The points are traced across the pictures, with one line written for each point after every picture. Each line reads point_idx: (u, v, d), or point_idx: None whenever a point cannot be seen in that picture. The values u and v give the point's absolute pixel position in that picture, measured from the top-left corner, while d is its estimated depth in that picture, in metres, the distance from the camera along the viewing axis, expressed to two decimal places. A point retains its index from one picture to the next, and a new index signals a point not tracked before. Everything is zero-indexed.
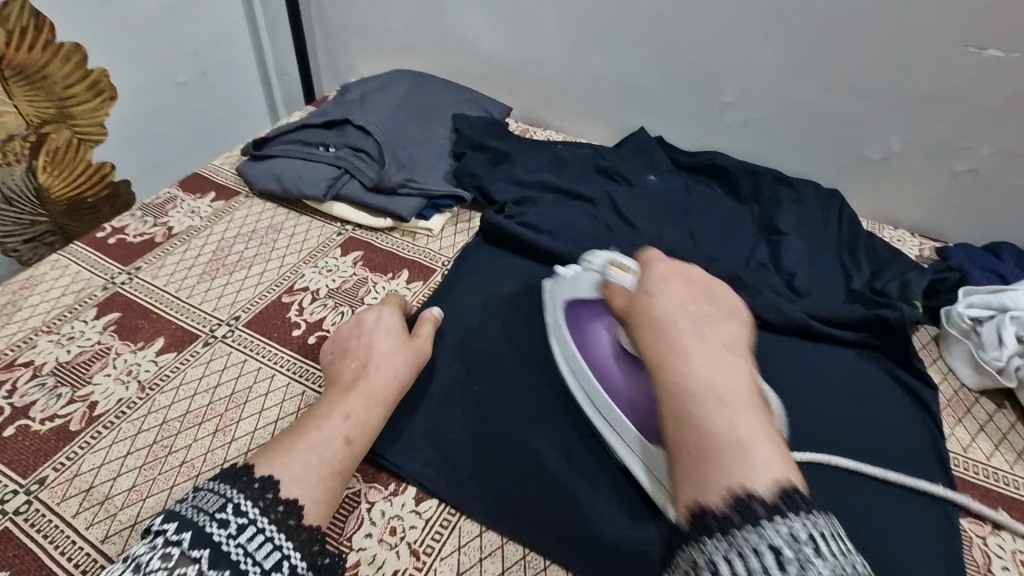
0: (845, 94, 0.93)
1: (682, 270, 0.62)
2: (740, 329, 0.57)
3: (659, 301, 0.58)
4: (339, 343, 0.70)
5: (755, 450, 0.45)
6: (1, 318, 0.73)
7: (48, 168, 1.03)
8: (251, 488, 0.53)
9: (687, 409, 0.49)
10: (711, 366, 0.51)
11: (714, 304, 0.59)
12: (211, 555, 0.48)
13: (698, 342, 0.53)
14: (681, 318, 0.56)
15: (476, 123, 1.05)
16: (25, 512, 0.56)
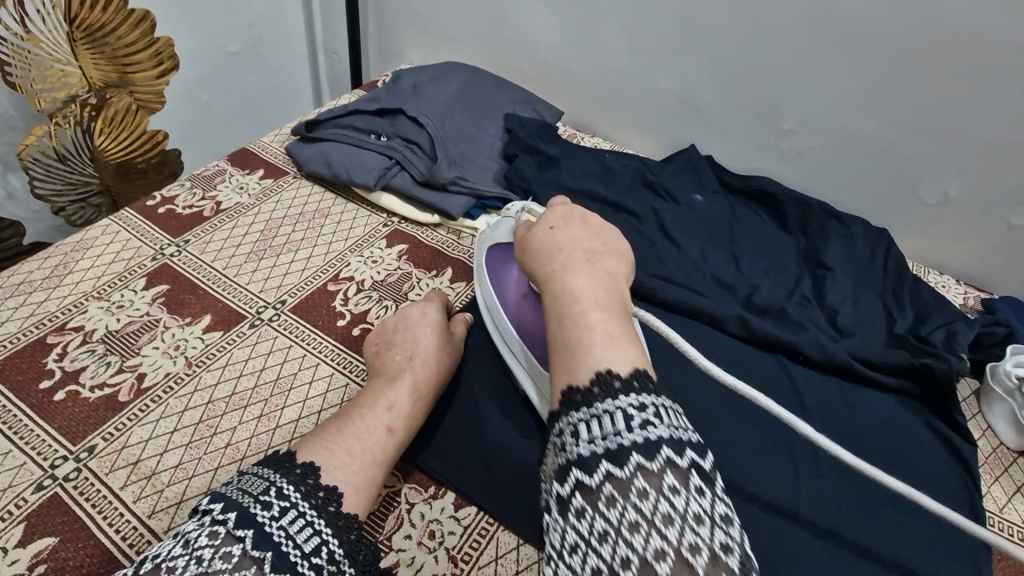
0: (909, 134, 0.91)
1: (580, 212, 0.68)
2: (618, 259, 0.64)
3: (557, 234, 0.65)
4: (384, 335, 0.71)
5: (615, 342, 0.52)
6: (52, 279, 0.74)
7: (103, 131, 0.96)
8: (292, 472, 0.52)
9: (567, 311, 0.56)
10: (589, 281, 0.59)
11: (605, 240, 0.66)
12: (256, 536, 0.46)
13: (582, 264, 0.61)
14: (571, 245, 0.63)
15: (528, 126, 1.04)
16: (74, 479, 0.57)
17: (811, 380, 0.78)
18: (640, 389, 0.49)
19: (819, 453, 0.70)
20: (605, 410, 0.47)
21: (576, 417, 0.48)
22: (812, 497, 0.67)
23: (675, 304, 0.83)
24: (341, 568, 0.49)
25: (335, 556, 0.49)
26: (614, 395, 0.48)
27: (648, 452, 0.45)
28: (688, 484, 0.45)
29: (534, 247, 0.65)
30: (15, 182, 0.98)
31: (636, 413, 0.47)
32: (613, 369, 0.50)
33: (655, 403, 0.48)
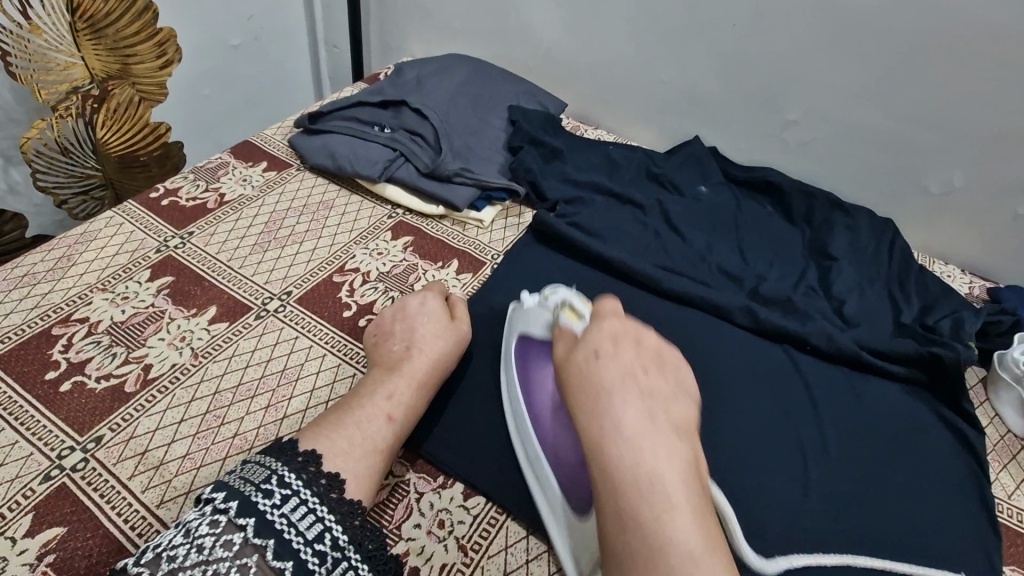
0: (914, 123, 0.91)
1: (636, 334, 0.61)
2: (682, 402, 0.58)
3: (608, 366, 0.57)
4: (382, 327, 0.69)
5: (706, 562, 0.46)
6: (55, 271, 0.73)
7: (105, 123, 0.95)
8: (294, 459, 0.53)
9: (636, 506, 0.49)
10: (657, 452, 0.51)
11: (664, 374, 0.59)
12: (257, 524, 0.48)
13: (645, 424, 0.53)
14: (627, 390, 0.55)
15: (532, 118, 1.04)
16: (82, 469, 0.57)
17: (818, 369, 0.78)
18: None
19: (827, 442, 0.70)
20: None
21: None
22: (821, 486, 0.66)
23: (682, 295, 0.83)
24: (346, 554, 0.50)
25: (339, 542, 0.50)
26: None
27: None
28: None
29: (584, 383, 0.57)
30: (17, 176, 0.98)
31: None
32: None
33: None
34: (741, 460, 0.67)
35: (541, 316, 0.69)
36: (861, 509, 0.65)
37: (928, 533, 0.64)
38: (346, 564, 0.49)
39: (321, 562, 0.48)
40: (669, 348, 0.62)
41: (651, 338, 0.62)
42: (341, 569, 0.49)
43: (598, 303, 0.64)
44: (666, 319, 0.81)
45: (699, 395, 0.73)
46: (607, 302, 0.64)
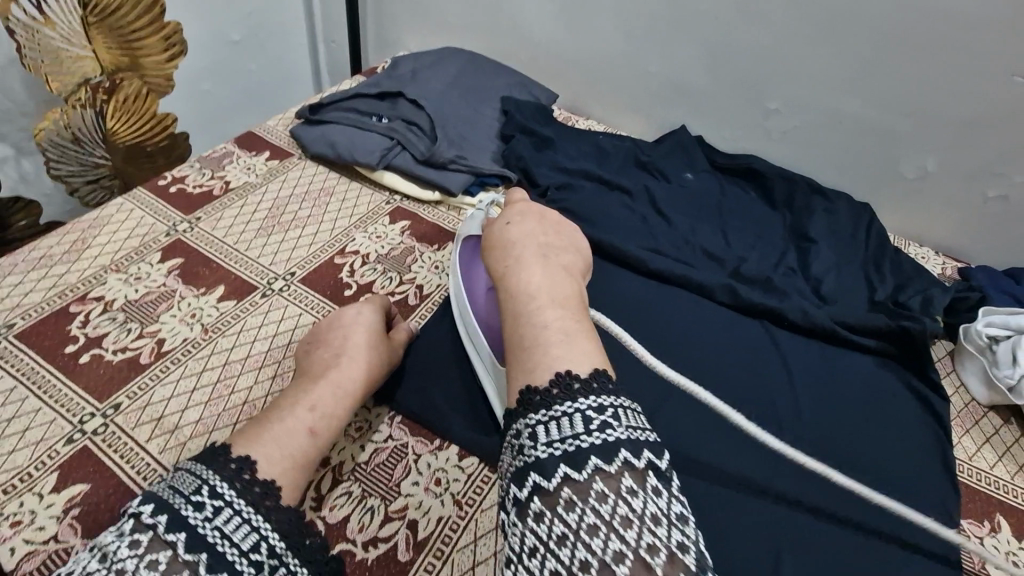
0: (887, 110, 0.95)
1: (539, 210, 0.70)
2: (576, 255, 0.66)
3: (514, 229, 0.66)
4: (317, 334, 0.70)
5: (573, 344, 0.52)
6: (71, 254, 0.77)
7: (115, 114, 1.00)
8: (226, 466, 0.51)
9: (520, 308, 0.57)
10: (545, 277, 0.59)
11: (563, 236, 0.67)
12: (187, 539, 0.45)
13: (537, 259, 0.62)
14: (527, 241, 0.64)
15: (524, 108, 1.08)
16: (102, 433, 0.61)
17: (794, 343, 0.82)
18: (599, 391, 0.48)
19: (801, 410, 0.75)
20: (562, 409, 0.47)
21: (535, 418, 0.47)
22: (795, 448, 0.71)
23: (665, 275, 0.87)
24: (283, 561, 0.48)
25: (276, 550, 0.48)
26: (574, 398, 0.47)
27: (607, 453, 0.44)
28: (651, 488, 0.44)
29: (492, 243, 0.66)
30: (28, 167, 1.03)
31: (595, 414, 0.46)
32: (571, 364, 0.50)
33: (614, 405, 0.47)
34: (718, 426, 0.72)
35: (477, 216, 0.79)
36: (832, 470, 0.70)
37: (895, 491, 0.69)
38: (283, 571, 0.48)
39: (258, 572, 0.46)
40: (570, 225, 0.70)
41: (554, 215, 0.70)
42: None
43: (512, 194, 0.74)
44: (652, 297, 0.85)
45: (682, 367, 0.78)
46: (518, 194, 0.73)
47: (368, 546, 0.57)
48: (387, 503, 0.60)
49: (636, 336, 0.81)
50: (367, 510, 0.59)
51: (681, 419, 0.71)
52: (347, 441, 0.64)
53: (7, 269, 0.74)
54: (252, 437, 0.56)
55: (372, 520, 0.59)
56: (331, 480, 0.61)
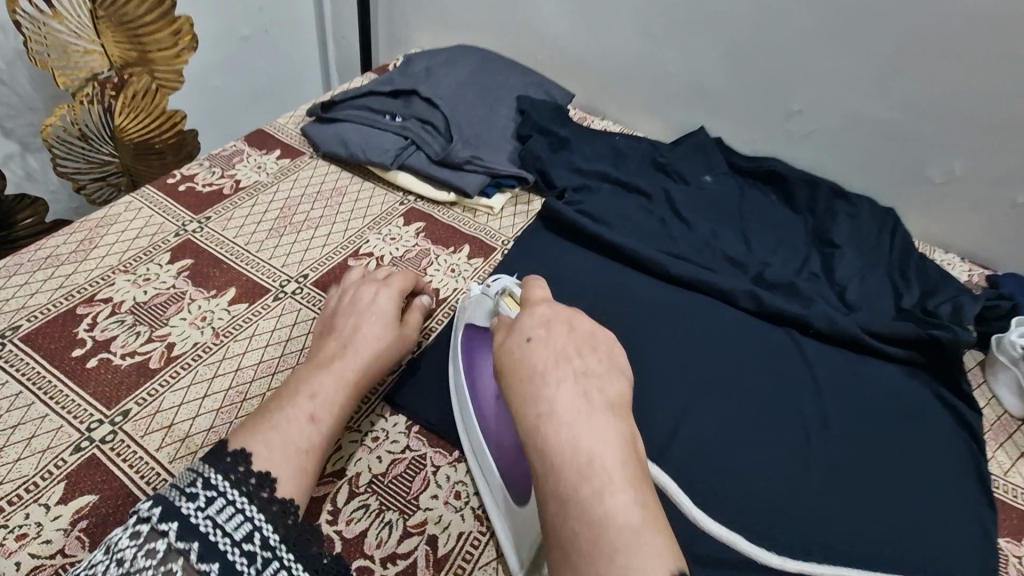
0: (914, 113, 0.93)
1: (568, 315, 0.56)
2: (621, 380, 0.52)
3: (540, 350, 0.53)
4: (330, 319, 0.69)
5: (645, 539, 0.42)
6: (78, 254, 0.75)
7: (124, 111, 0.98)
8: (256, 494, 0.50)
9: (568, 488, 0.45)
10: (591, 429, 0.47)
11: (600, 353, 0.53)
12: (178, 528, 0.45)
13: (576, 402, 0.49)
14: (559, 369, 0.51)
15: (541, 107, 1.05)
16: (110, 441, 0.59)
17: (820, 352, 0.80)
18: None
19: (829, 420, 0.73)
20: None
21: None
22: (825, 461, 0.69)
23: (687, 280, 0.85)
24: (277, 554, 0.47)
25: (270, 542, 0.47)
26: None
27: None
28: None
29: (512, 370, 0.53)
30: (34, 163, 1.02)
31: None
32: None
33: None
34: (744, 438, 0.70)
35: (482, 304, 0.67)
36: (863, 485, 0.67)
37: (927, 505, 0.66)
38: (277, 565, 0.46)
39: (251, 562, 0.45)
40: (605, 329, 0.56)
41: (584, 320, 0.56)
42: (273, 571, 0.46)
43: (529, 291, 0.60)
44: (673, 303, 0.83)
45: (705, 375, 0.75)
46: (539, 290, 0.61)
47: (387, 562, 0.55)
48: (406, 517, 0.58)
49: (658, 343, 0.78)
50: (385, 525, 0.57)
51: (706, 431, 0.70)
52: (363, 451, 0.62)
53: (13, 270, 0.72)
54: (268, 447, 0.54)
55: (390, 535, 0.56)
56: (347, 492, 0.59)
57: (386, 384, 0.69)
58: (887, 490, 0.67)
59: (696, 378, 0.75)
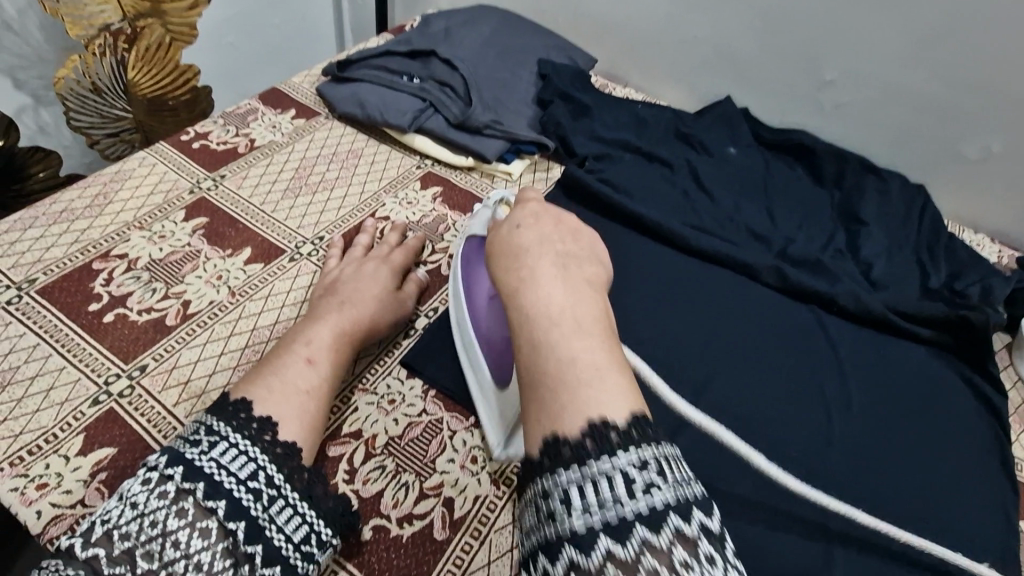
0: (954, 86, 0.89)
1: (555, 210, 0.56)
2: (599, 263, 0.52)
3: (526, 231, 0.53)
4: (334, 283, 0.68)
5: (607, 380, 0.41)
6: (92, 208, 0.74)
7: (137, 65, 0.96)
8: (273, 451, 0.50)
9: (538, 332, 0.44)
10: (568, 293, 0.47)
11: (581, 243, 0.54)
12: (185, 471, 0.46)
13: (556, 271, 0.49)
14: (542, 248, 0.51)
15: (562, 72, 1.02)
16: (128, 395, 0.59)
17: (843, 330, 0.78)
18: (641, 439, 0.38)
19: (850, 398, 0.71)
20: (598, 469, 0.37)
21: (564, 478, 0.38)
22: (845, 438, 0.68)
23: (708, 253, 0.83)
24: (282, 492, 0.48)
25: (275, 481, 0.48)
26: (612, 453, 0.37)
27: (654, 524, 0.35)
28: (703, 558, 0.35)
29: (497, 248, 0.53)
30: (47, 117, 1.02)
31: (638, 476, 0.37)
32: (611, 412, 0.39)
33: (660, 458, 0.38)
34: (762, 413, 0.69)
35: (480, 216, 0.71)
36: (883, 463, 0.66)
37: (946, 486, 0.66)
38: (283, 502, 0.48)
39: (256, 500, 0.47)
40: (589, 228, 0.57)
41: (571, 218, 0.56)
42: (279, 508, 0.47)
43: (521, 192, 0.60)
44: (693, 277, 0.82)
45: (724, 350, 0.74)
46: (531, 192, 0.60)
47: (403, 522, 0.55)
48: (422, 479, 0.58)
49: (677, 315, 0.77)
50: (401, 486, 0.57)
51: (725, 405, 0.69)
52: (379, 413, 0.62)
53: (28, 223, 0.71)
54: (285, 405, 0.53)
55: (406, 496, 0.56)
56: (364, 453, 0.59)
57: (398, 350, 0.68)
58: (908, 471, 0.66)
59: (715, 351, 0.74)
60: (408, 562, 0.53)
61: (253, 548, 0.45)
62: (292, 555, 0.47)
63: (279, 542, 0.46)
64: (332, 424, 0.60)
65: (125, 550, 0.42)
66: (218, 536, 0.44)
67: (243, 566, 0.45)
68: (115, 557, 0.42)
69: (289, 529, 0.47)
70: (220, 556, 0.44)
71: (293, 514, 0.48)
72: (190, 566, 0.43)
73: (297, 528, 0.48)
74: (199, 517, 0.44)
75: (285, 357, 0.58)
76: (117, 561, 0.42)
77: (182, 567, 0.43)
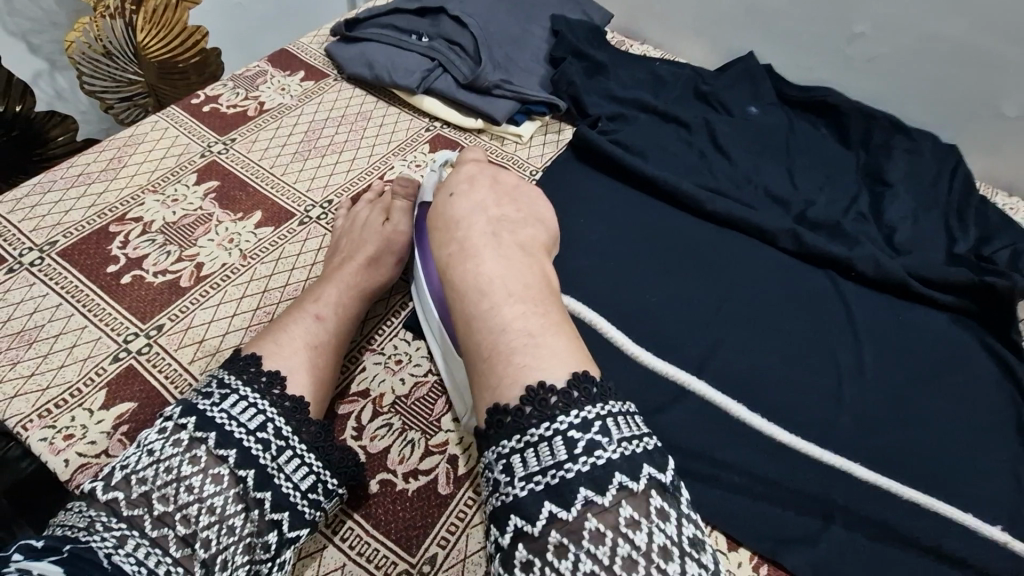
0: (998, 35, 0.82)
1: (493, 173, 0.62)
2: (535, 226, 0.59)
3: (460, 201, 0.59)
4: (337, 237, 0.70)
5: (542, 343, 0.48)
6: (108, 172, 0.76)
7: (146, 27, 0.96)
8: (281, 405, 0.51)
9: (471, 305, 0.51)
10: (499, 262, 0.53)
11: (519, 205, 0.60)
12: (197, 421, 0.48)
13: (488, 240, 0.55)
14: (474, 216, 0.57)
15: (577, 27, 0.98)
16: (146, 353, 0.61)
17: (860, 295, 0.76)
18: (582, 401, 0.44)
19: (864, 364, 0.70)
20: (542, 434, 0.43)
21: (511, 446, 0.44)
22: (855, 405, 0.67)
23: (723, 216, 0.81)
24: (290, 443, 0.50)
25: (283, 432, 0.50)
26: (553, 418, 0.43)
27: (597, 481, 0.41)
28: (655, 513, 0.41)
29: (437, 219, 0.59)
30: (63, 83, 1.03)
31: (579, 435, 0.43)
32: (548, 368, 0.46)
33: (601, 416, 0.44)
34: (771, 380, 0.68)
35: (431, 177, 0.70)
36: (893, 431, 0.66)
37: (958, 453, 0.65)
38: (291, 452, 0.50)
39: (266, 449, 0.49)
40: (528, 184, 0.64)
41: (509, 177, 0.63)
42: (287, 458, 0.50)
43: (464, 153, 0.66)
44: (706, 241, 0.80)
45: (735, 315, 0.73)
46: (473, 153, 0.66)
47: (409, 478, 0.57)
48: (428, 437, 0.59)
49: (687, 281, 0.76)
50: (407, 443, 0.58)
51: (733, 370, 0.68)
52: (386, 373, 0.63)
53: (47, 186, 0.73)
54: (295, 362, 0.55)
55: (412, 453, 0.58)
56: (371, 411, 0.60)
57: (405, 310, 0.69)
58: (919, 439, 0.65)
59: (724, 318, 0.73)
60: (412, 515, 0.54)
61: (263, 494, 0.48)
62: (300, 502, 0.49)
63: (287, 490, 0.49)
64: (341, 383, 0.62)
65: (142, 494, 0.45)
66: (230, 483, 0.47)
67: (253, 510, 0.47)
68: (133, 500, 0.45)
69: (297, 478, 0.50)
70: (232, 501, 0.46)
71: (300, 465, 0.50)
72: (203, 509, 0.45)
73: (304, 477, 0.50)
74: (211, 465, 0.47)
75: (293, 313, 0.60)
76: (136, 504, 0.45)
77: (195, 509, 0.45)
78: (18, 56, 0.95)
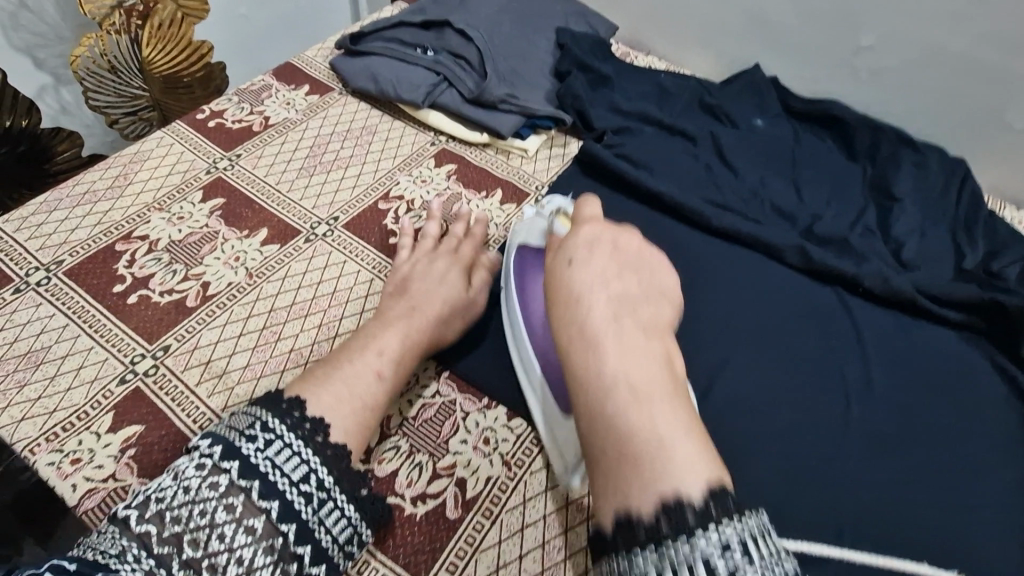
0: (1004, 48, 0.82)
1: (614, 235, 0.56)
2: (658, 304, 0.53)
3: (579, 270, 0.53)
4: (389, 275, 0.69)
5: (677, 451, 0.42)
6: (113, 189, 0.76)
7: (151, 43, 0.96)
8: (324, 453, 0.51)
9: (596, 402, 0.46)
10: (627, 353, 0.48)
11: (642, 279, 0.54)
12: (241, 467, 0.47)
13: (610, 324, 0.49)
14: (596, 293, 0.52)
15: (582, 40, 0.98)
16: (154, 375, 0.61)
17: (868, 311, 0.76)
18: (721, 519, 0.39)
19: (872, 382, 0.70)
20: (680, 556, 0.38)
21: (643, 561, 0.39)
22: (863, 424, 0.67)
23: (729, 231, 0.81)
24: (331, 495, 0.49)
25: (325, 484, 0.49)
26: (692, 537, 0.38)
27: None
28: None
29: (554, 290, 0.54)
30: (68, 97, 1.03)
31: (721, 560, 0.37)
32: (686, 486, 0.40)
33: (744, 538, 0.38)
34: (779, 398, 0.68)
35: (536, 226, 0.70)
36: (901, 450, 0.65)
37: (967, 473, 0.64)
38: (332, 505, 0.49)
39: (308, 502, 0.48)
40: (652, 250, 0.57)
41: (630, 241, 0.57)
42: (327, 510, 0.49)
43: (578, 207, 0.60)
44: (712, 256, 0.80)
45: (743, 332, 0.73)
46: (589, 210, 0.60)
47: (417, 501, 0.56)
48: (435, 460, 0.59)
49: (694, 297, 0.76)
50: (415, 466, 0.58)
51: (741, 389, 0.68)
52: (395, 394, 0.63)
53: (53, 205, 0.73)
54: (304, 384, 0.55)
55: (420, 476, 0.58)
56: (380, 434, 0.60)
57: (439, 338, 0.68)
58: (926, 459, 0.65)
59: (730, 335, 0.72)
60: (420, 540, 0.54)
61: (302, 549, 0.48)
62: (336, 554, 0.49)
63: (326, 544, 0.49)
64: None
65: (173, 533, 0.45)
66: (264, 534, 0.46)
67: (289, 564, 0.47)
68: (164, 537, 0.45)
69: (336, 531, 0.49)
70: (262, 552, 0.46)
71: (340, 517, 0.49)
72: (232, 559, 0.45)
73: (342, 529, 0.50)
74: (247, 515, 0.46)
75: None
76: (166, 542, 0.45)
77: (224, 559, 0.45)
78: (23, 71, 0.95)
